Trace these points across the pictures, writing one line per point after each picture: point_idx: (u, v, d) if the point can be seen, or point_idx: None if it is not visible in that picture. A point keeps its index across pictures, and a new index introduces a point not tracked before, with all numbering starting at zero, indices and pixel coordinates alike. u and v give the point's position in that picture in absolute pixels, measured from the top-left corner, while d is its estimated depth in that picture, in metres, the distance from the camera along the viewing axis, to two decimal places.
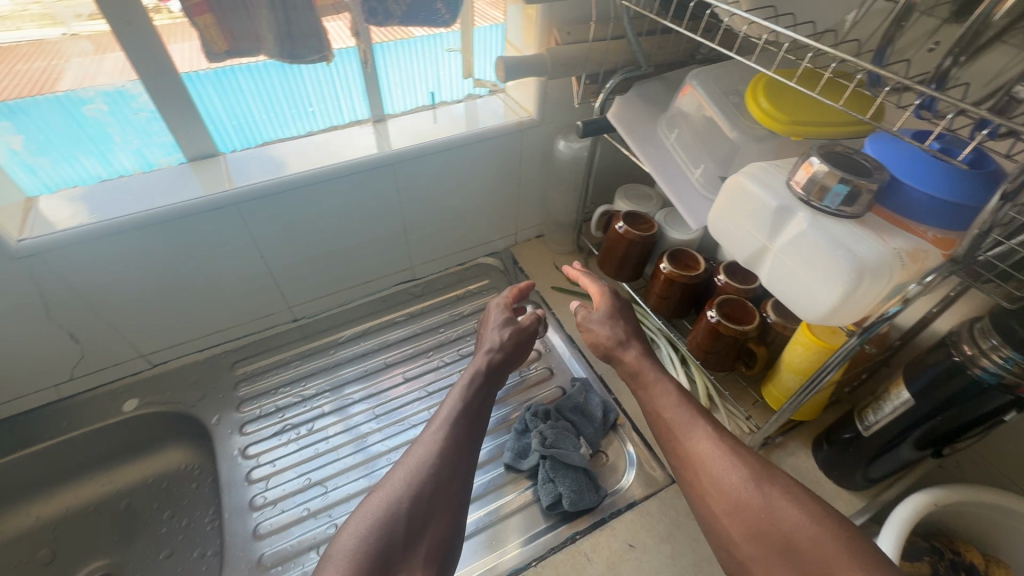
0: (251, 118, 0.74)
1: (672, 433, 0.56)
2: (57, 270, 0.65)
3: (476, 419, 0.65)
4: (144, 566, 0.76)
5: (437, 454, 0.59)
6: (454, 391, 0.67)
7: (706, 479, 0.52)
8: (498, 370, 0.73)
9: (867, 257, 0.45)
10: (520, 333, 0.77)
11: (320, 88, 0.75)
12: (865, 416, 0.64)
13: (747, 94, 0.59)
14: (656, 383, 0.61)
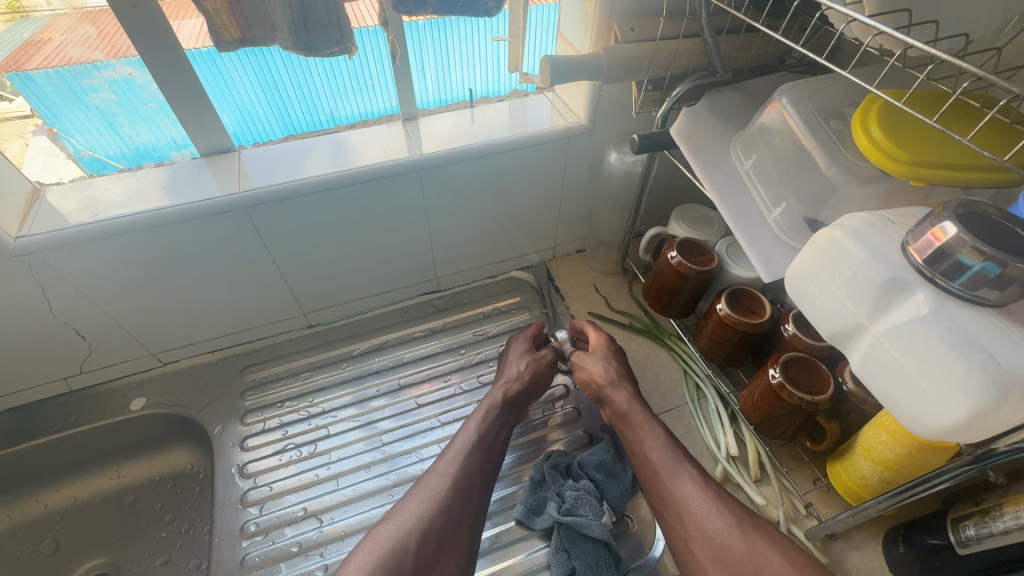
0: (313, 90, 0.68)
1: (656, 477, 0.58)
2: (58, 269, 0.61)
3: (495, 452, 0.65)
4: (138, 572, 0.74)
5: (451, 486, 0.59)
6: (470, 422, 0.66)
7: (689, 523, 0.54)
8: (517, 403, 0.70)
9: (1015, 369, 0.33)
10: (543, 367, 0.73)
11: (385, 62, 0.68)
12: (963, 527, 0.52)
13: (852, 120, 0.46)
14: (641, 424, 0.62)
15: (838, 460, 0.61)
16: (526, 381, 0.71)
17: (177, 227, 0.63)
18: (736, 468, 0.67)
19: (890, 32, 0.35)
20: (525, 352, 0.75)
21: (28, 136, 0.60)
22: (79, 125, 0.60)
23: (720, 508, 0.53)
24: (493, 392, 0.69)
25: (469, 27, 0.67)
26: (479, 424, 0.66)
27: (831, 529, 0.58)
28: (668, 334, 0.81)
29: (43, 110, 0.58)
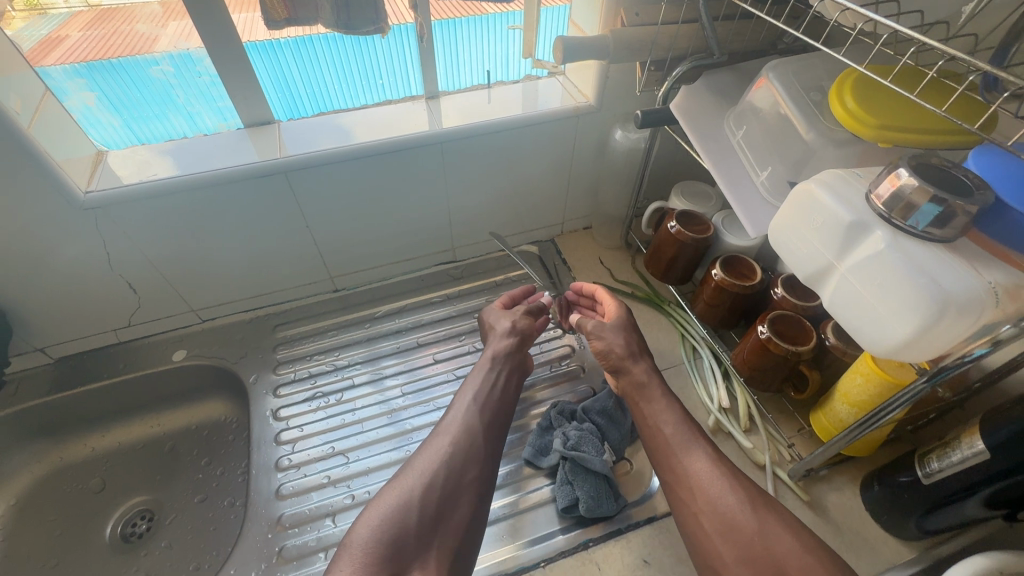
0: (325, 91, 0.77)
1: (668, 451, 0.59)
2: (119, 224, 0.68)
3: (496, 406, 0.67)
4: (179, 507, 0.82)
5: (455, 442, 0.61)
6: (468, 383, 0.68)
7: (699, 499, 0.55)
8: (514, 360, 0.72)
9: (954, 290, 0.39)
10: (528, 324, 0.76)
11: (391, 64, 0.78)
12: (928, 461, 0.57)
13: (830, 93, 0.52)
14: (655, 397, 0.64)
15: (819, 409, 0.67)
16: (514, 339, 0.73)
17: (224, 188, 0.70)
18: (728, 418, 0.73)
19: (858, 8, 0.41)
20: (501, 312, 0.78)
21: (94, 108, 0.67)
22: (141, 101, 0.69)
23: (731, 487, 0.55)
24: (486, 353, 0.72)
25: (492, 21, 0.79)
26: (477, 384, 0.68)
27: (810, 465, 0.64)
28: (667, 302, 0.87)
29: (110, 80, 0.66)
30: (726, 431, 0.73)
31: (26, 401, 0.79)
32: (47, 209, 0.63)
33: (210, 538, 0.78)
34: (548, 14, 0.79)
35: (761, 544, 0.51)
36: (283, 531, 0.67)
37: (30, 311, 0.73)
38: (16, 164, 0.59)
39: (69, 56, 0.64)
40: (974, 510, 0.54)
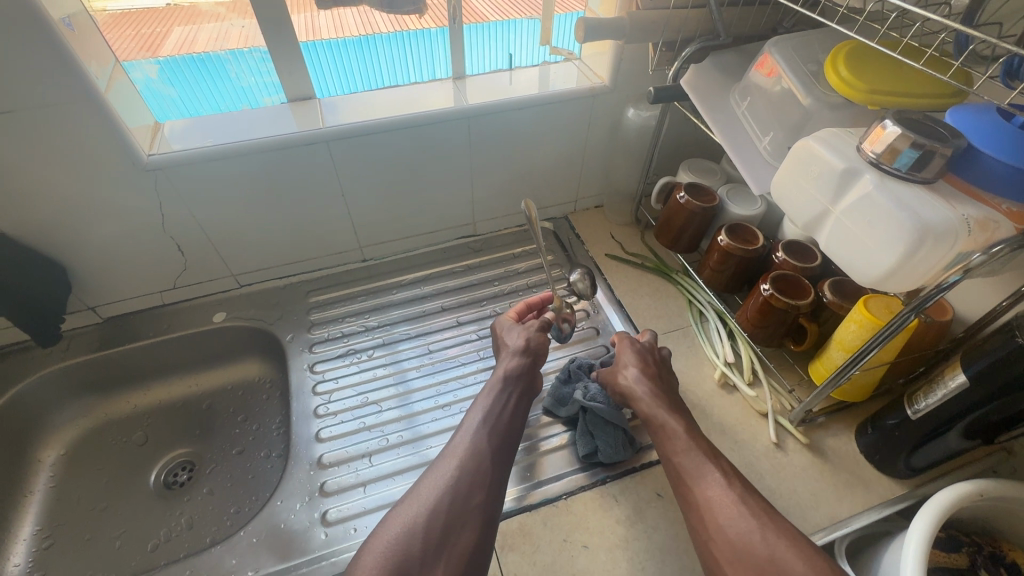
0: (329, 90, 0.84)
1: (682, 467, 0.59)
2: (175, 186, 0.74)
3: (505, 429, 0.66)
4: (218, 458, 0.87)
5: (461, 465, 0.61)
6: (477, 405, 0.68)
7: (713, 517, 0.55)
8: (523, 379, 0.71)
9: (932, 220, 0.45)
10: (540, 339, 0.76)
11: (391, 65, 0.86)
12: (915, 401, 0.63)
13: (826, 63, 0.58)
14: (665, 411, 0.65)
15: (817, 359, 0.73)
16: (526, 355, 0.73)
17: (269, 155, 0.76)
18: (733, 372, 0.79)
19: None
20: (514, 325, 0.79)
21: (155, 80, 0.74)
22: (198, 74, 0.76)
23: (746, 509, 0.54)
24: (497, 372, 0.72)
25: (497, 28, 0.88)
26: (484, 406, 0.67)
27: (809, 407, 0.70)
28: (675, 271, 0.93)
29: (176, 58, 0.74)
30: (732, 384, 0.79)
31: (77, 356, 0.85)
32: (113, 169, 0.69)
33: (248, 485, 0.84)
34: (562, 18, 0.90)
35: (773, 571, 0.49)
36: (323, 469, 0.73)
37: (87, 269, 0.80)
38: (90, 126, 0.65)
39: (147, 47, 0.72)
40: (956, 441, 0.60)
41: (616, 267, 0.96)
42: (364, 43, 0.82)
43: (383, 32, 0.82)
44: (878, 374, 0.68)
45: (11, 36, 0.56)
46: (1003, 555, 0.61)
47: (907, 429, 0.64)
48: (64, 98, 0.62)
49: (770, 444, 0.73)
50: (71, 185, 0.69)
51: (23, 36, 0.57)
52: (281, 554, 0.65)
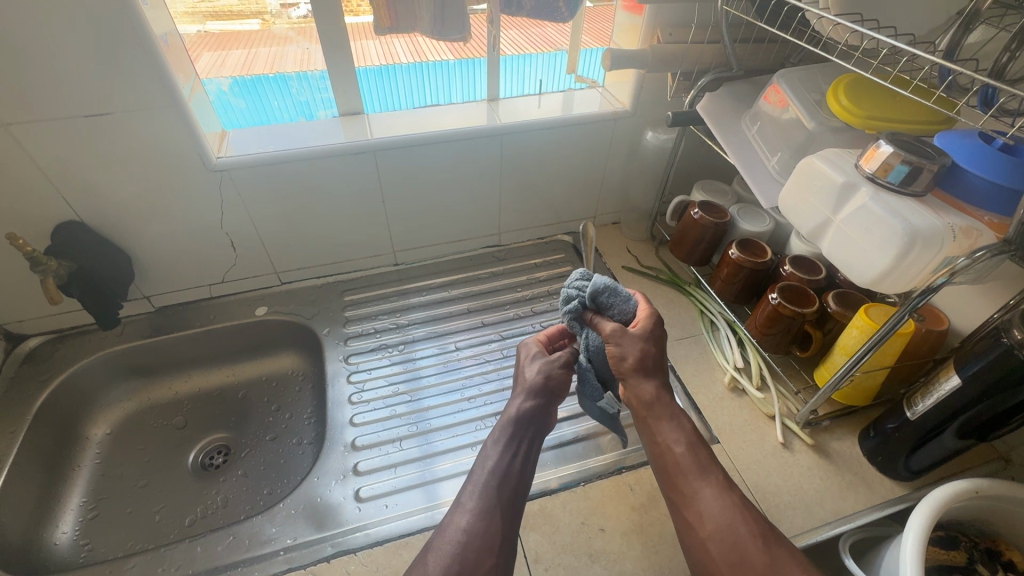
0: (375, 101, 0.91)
1: (676, 473, 0.61)
2: (237, 187, 0.82)
3: (516, 481, 0.64)
4: (252, 444, 0.91)
5: (471, 526, 0.58)
6: (485, 456, 0.65)
7: (705, 526, 0.57)
8: (532, 421, 0.68)
9: (920, 226, 0.51)
10: (562, 374, 0.73)
11: (409, 93, 0.93)
12: (913, 402, 0.67)
13: (828, 93, 0.65)
14: (664, 414, 0.65)
15: (821, 364, 0.77)
16: (541, 393, 0.70)
17: (322, 161, 0.84)
18: (742, 376, 0.84)
19: (849, 24, 0.55)
20: (538, 355, 0.75)
21: (227, 92, 0.83)
22: (263, 95, 0.85)
23: (742, 521, 0.55)
24: (506, 414, 0.69)
25: (510, 62, 0.94)
26: (493, 458, 0.65)
27: (813, 409, 0.75)
28: (687, 283, 0.99)
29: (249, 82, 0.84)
30: (741, 388, 0.84)
31: (130, 340, 0.91)
32: (186, 168, 0.78)
33: (280, 469, 0.87)
34: (588, 53, 0.98)
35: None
36: (356, 450, 0.78)
37: (148, 259, 0.87)
38: (171, 129, 0.73)
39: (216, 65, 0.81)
40: (951, 441, 0.64)
41: (633, 278, 1.02)
42: (385, 70, 0.88)
43: (402, 64, 0.88)
44: (880, 377, 0.73)
45: (117, 49, 0.65)
46: (1001, 555, 0.64)
47: (907, 430, 0.68)
48: (153, 103, 0.70)
49: (778, 443, 0.77)
50: (147, 180, 0.77)
51: (127, 49, 0.65)
52: (317, 525, 0.69)
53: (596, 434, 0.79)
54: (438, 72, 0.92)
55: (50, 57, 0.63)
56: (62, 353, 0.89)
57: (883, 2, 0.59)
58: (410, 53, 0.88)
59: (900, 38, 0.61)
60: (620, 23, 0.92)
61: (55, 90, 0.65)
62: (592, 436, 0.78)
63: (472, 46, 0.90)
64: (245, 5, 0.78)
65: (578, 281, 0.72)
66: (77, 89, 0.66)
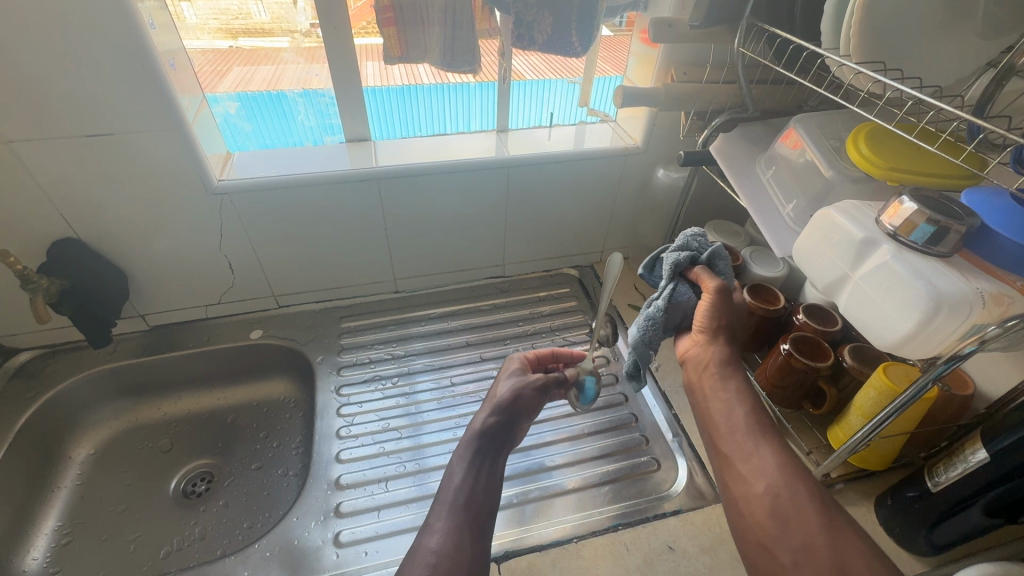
0: (392, 119, 0.90)
1: (736, 430, 0.57)
2: (237, 209, 0.81)
3: (482, 498, 0.62)
4: (236, 472, 0.88)
5: (441, 546, 0.57)
6: (450, 478, 0.64)
7: (760, 482, 0.52)
8: (497, 439, 0.68)
9: (946, 291, 0.48)
10: (529, 394, 0.72)
11: (431, 116, 0.92)
12: (936, 472, 0.62)
13: (847, 141, 0.62)
14: (732, 375, 0.60)
15: (836, 423, 0.73)
16: (506, 412, 0.70)
17: (323, 187, 0.82)
18: None
19: (870, 74, 0.52)
20: (515, 372, 0.75)
21: (233, 116, 0.83)
22: (268, 116, 0.85)
23: (801, 484, 0.51)
24: (471, 430, 0.69)
25: (533, 85, 0.91)
26: (459, 477, 0.63)
27: (826, 471, 0.70)
28: None
29: (256, 102, 0.83)
30: None
31: (122, 359, 0.90)
32: (187, 189, 0.77)
33: (262, 502, 0.84)
34: (602, 81, 0.94)
35: (824, 543, 0.47)
36: (339, 489, 0.75)
37: (145, 278, 0.86)
38: (173, 150, 0.72)
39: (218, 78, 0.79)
40: (978, 518, 0.59)
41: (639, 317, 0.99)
42: (408, 92, 0.88)
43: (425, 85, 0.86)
44: (899, 442, 0.68)
45: (123, 69, 0.65)
46: None
47: (928, 501, 0.63)
48: (157, 125, 0.70)
49: None
50: (148, 200, 0.76)
51: (134, 70, 0.65)
52: (291, 571, 0.65)
53: (592, 484, 0.75)
54: (458, 92, 0.90)
55: (57, 75, 0.63)
56: (52, 369, 0.87)
57: (909, 51, 0.56)
58: (432, 74, 0.85)
59: (924, 90, 0.58)
60: (635, 52, 0.89)
61: (58, 109, 0.65)
62: (589, 487, 0.75)
63: (484, 70, 0.86)
64: (276, 23, 0.77)
65: (699, 236, 0.67)
66: (81, 108, 0.66)
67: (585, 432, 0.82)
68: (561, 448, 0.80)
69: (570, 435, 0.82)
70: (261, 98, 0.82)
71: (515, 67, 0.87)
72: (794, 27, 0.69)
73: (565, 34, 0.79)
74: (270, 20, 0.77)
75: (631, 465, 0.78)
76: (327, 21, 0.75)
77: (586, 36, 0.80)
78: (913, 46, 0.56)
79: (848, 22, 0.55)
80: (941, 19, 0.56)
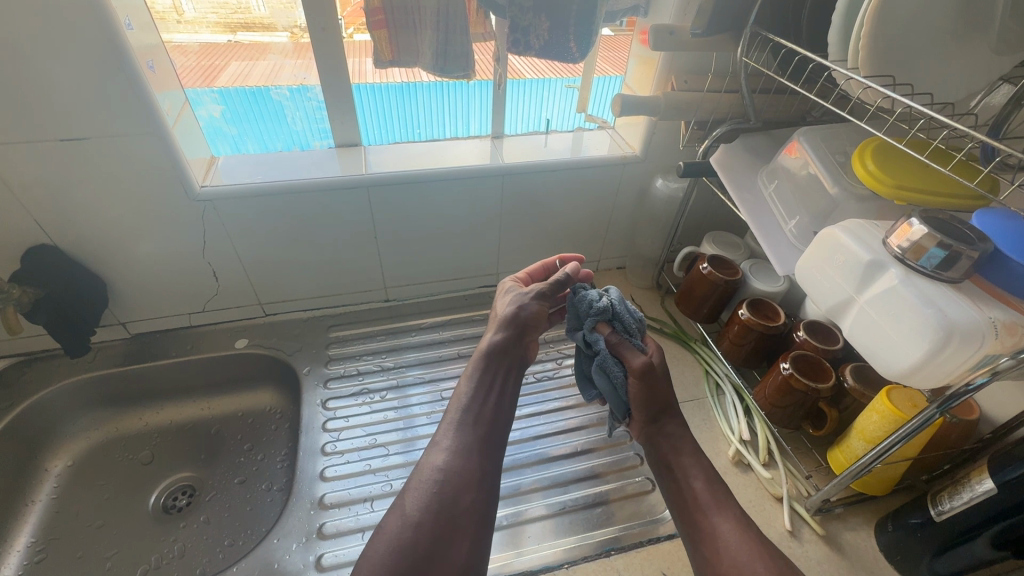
0: (389, 121, 0.88)
1: (695, 507, 0.60)
2: (221, 216, 0.78)
3: (490, 413, 0.64)
4: (220, 485, 0.85)
5: (447, 465, 0.58)
6: (460, 387, 0.66)
7: (727, 558, 0.54)
8: (503, 354, 0.68)
9: (957, 320, 0.45)
10: (537, 307, 0.71)
11: (428, 112, 0.89)
12: (940, 500, 0.60)
13: (853, 156, 0.60)
14: (685, 441, 0.65)
15: (836, 445, 0.71)
16: (516, 324, 0.70)
17: (312, 194, 0.80)
18: (748, 451, 0.77)
19: (878, 88, 0.50)
20: (514, 290, 0.75)
21: (218, 119, 0.80)
22: (256, 118, 0.82)
23: (762, 560, 0.53)
24: (481, 349, 0.69)
25: (533, 85, 0.88)
26: (469, 391, 0.64)
27: (826, 497, 0.67)
28: (693, 340, 0.93)
29: (242, 103, 0.79)
30: (746, 463, 0.77)
31: (101, 368, 0.87)
32: (168, 195, 0.74)
33: (245, 518, 0.81)
34: (603, 81, 0.91)
35: None
36: (323, 509, 0.72)
37: (126, 285, 0.83)
38: (154, 154, 0.70)
39: (206, 78, 0.76)
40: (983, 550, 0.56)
41: None
42: (406, 89, 0.84)
43: (423, 82, 0.83)
44: (901, 468, 0.66)
45: (100, 70, 0.62)
46: None
47: (932, 530, 0.61)
48: (136, 128, 0.67)
49: (785, 531, 0.70)
50: (127, 205, 0.73)
51: (110, 70, 0.62)
52: None
53: (585, 506, 0.73)
54: (456, 93, 0.87)
55: (29, 76, 0.60)
56: (28, 378, 0.84)
57: (920, 66, 0.54)
58: (432, 77, 0.82)
59: (934, 106, 0.56)
60: (636, 55, 0.86)
61: (33, 113, 0.62)
62: (581, 508, 0.72)
63: (478, 68, 0.83)
64: (275, 17, 0.75)
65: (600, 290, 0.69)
66: (56, 110, 0.63)
67: (578, 450, 0.80)
68: (553, 467, 0.78)
69: (562, 453, 0.79)
70: (249, 99, 0.79)
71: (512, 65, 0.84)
72: (800, 38, 0.67)
73: (564, 40, 0.76)
74: (264, 16, 0.75)
75: (625, 485, 0.75)
76: (316, 23, 0.72)
77: (584, 42, 0.77)
78: (921, 62, 0.54)
79: (857, 33, 0.52)
80: (952, 34, 0.54)
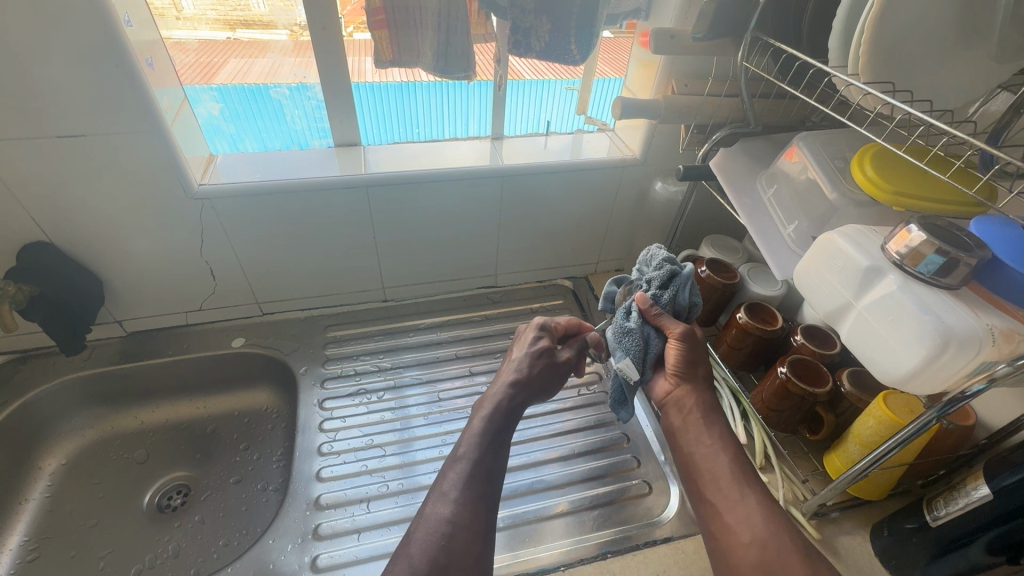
0: (388, 123, 0.88)
1: (718, 479, 0.59)
2: (219, 214, 0.78)
3: (494, 468, 0.57)
4: (215, 485, 0.85)
5: (456, 516, 0.52)
6: (466, 438, 0.59)
7: (746, 531, 0.53)
8: (513, 411, 0.63)
9: (955, 327, 0.46)
10: (545, 368, 0.67)
11: (429, 112, 0.88)
12: (936, 506, 0.60)
13: (852, 161, 0.60)
14: (713, 420, 0.63)
15: (833, 450, 0.71)
16: (522, 384, 0.64)
17: (313, 194, 0.80)
18: None
19: (878, 95, 0.49)
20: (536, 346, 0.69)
21: (216, 116, 0.80)
22: (255, 118, 0.81)
23: (786, 533, 0.52)
24: (491, 400, 0.63)
25: (531, 86, 0.88)
26: (477, 444, 0.58)
27: (822, 501, 0.67)
28: None
29: (241, 103, 0.79)
30: None
31: (96, 366, 0.86)
32: (164, 192, 0.73)
33: (240, 518, 0.81)
34: (603, 83, 0.91)
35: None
36: (318, 510, 0.72)
37: (122, 283, 0.83)
38: (151, 153, 0.69)
39: (204, 75, 0.76)
40: (978, 556, 0.56)
41: None
42: (404, 88, 0.84)
43: (420, 83, 0.83)
44: (896, 473, 0.66)
45: (96, 65, 0.61)
46: None
47: (926, 535, 0.61)
48: (132, 126, 0.67)
49: None
50: (122, 204, 0.73)
51: (109, 70, 0.62)
52: None
53: (582, 508, 0.73)
54: (454, 94, 0.87)
55: (25, 72, 0.59)
56: (22, 376, 0.83)
57: (920, 75, 0.54)
58: (432, 78, 0.82)
59: (934, 113, 0.56)
60: (637, 57, 0.86)
61: (28, 110, 0.62)
62: (578, 510, 0.72)
63: (478, 69, 0.83)
64: (275, 15, 0.75)
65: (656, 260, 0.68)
66: (53, 109, 0.62)
67: (576, 452, 0.80)
68: (551, 468, 0.78)
69: (560, 454, 0.80)
70: (248, 99, 0.78)
71: (511, 67, 0.84)
72: (800, 44, 0.67)
73: (564, 42, 0.76)
74: (262, 12, 0.75)
75: (622, 487, 0.75)
76: (316, 21, 0.72)
77: (585, 43, 0.77)
78: (923, 67, 0.54)
79: (857, 40, 0.52)
80: (953, 42, 0.54)
